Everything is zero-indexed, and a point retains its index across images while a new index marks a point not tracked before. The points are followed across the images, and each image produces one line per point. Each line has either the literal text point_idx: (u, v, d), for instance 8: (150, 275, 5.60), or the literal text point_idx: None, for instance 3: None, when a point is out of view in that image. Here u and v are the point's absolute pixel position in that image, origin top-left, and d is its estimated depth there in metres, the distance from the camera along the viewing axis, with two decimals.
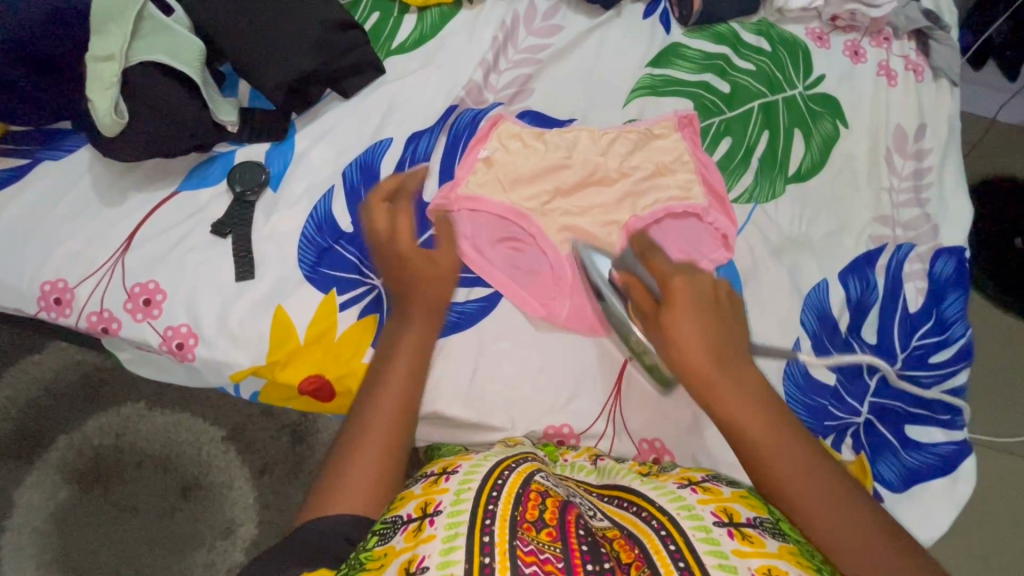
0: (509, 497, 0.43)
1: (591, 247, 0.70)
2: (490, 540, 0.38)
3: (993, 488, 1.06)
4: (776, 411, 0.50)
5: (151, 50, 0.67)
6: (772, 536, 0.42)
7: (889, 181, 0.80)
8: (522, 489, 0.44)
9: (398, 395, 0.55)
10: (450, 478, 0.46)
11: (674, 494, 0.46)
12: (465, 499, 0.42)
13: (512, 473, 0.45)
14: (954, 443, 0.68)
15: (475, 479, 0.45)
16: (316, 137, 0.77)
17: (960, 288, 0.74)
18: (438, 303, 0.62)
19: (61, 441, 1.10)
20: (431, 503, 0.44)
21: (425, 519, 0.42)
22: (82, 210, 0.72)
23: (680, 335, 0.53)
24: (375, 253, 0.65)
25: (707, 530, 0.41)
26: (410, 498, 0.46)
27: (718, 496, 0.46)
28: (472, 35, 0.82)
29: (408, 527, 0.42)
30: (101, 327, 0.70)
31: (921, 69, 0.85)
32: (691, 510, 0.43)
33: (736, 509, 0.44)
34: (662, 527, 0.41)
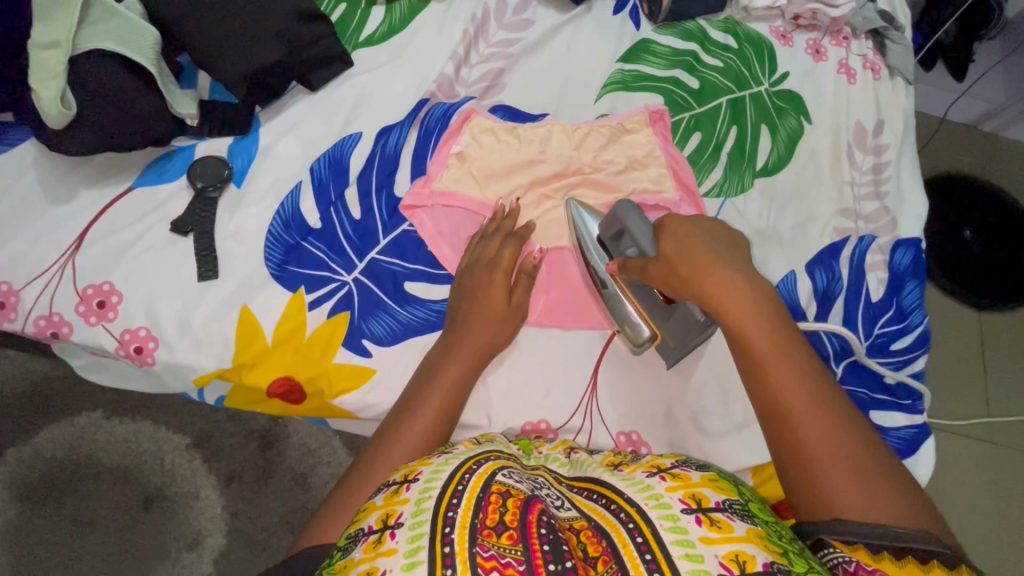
0: (469, 502, 0.40)
1: (581, 203, 0.70)
2: (450, 550, 0.37)
3: (950, 469, 1.11)
4: (792, 337, 0.48)
5: (101, 37, 0.63)
6: (740, 519, 0.41)
7: (850, 174, 0.83)
8: (482, 492, 0.41)
9: (430, 421, 0.58)
10: (410, 488, 0.43)
11: (643, 483, 0.44)
12: (425, 509, 0.40)
13: (473, 476, 0.43)
14: (914, 427, 0.71)
15: (436, 485, 0.42)
16: (282, 131, 0.74)
17: (917, 278, 0.77)
18: (490, 342, 0.65)
19: (10, 455, 1.04)
20: (392, 514, 0.41)
21: (386, 531, 0.40)
22: (28, 207, 0.68)
23: (688, 256, 0.52)
24: (456, 289, 0.68)
25: (675, 519, 0.40)
26: (371, 509, 0.43)
27: (687, 481, 0.44)
28: (443, 27, 0.81)
29: (368, 538, 0.40)
30: (50, 332, 0.65)
31: (878, 67, 0.89)
32: (658, 499, 0.41)
33: (704, 494, 0.42)
34: (631, 520, 0.40)
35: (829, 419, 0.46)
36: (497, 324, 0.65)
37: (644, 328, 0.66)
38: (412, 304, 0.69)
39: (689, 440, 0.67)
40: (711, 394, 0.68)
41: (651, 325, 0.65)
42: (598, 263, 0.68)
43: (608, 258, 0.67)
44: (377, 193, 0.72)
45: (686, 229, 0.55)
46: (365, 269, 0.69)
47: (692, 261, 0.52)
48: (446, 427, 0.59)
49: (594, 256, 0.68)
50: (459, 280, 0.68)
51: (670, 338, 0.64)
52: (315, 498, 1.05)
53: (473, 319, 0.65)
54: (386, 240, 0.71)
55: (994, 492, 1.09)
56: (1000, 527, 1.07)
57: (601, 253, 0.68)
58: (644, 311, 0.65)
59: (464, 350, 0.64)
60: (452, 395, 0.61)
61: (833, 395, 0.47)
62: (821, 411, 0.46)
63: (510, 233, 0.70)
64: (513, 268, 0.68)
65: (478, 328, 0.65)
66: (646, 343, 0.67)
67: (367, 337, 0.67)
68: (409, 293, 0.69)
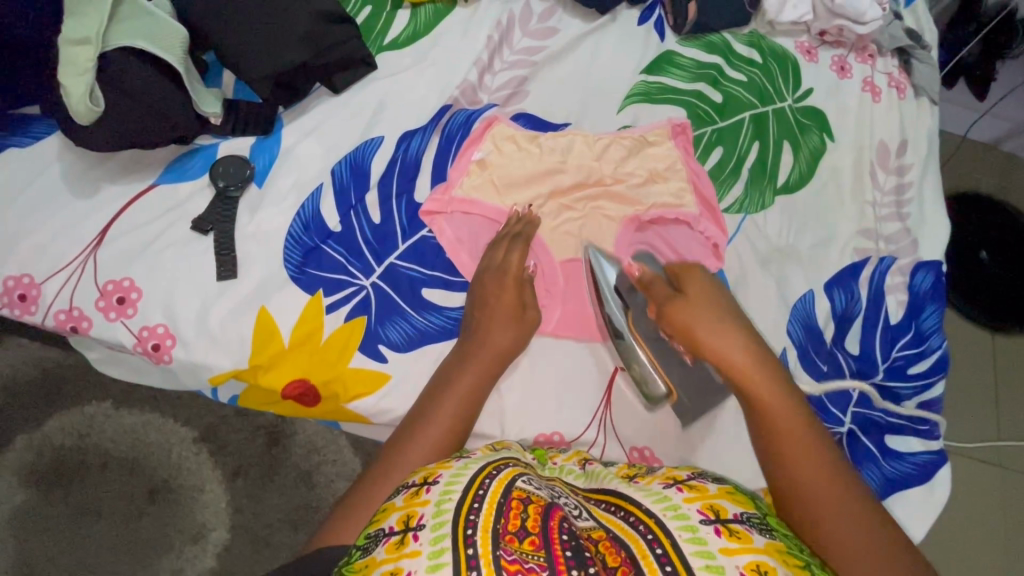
0: (490, 507, 0.40)
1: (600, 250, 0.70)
2: (473, 552, 0.37)
3: (963, 494, 1.09)
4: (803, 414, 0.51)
5: (131, 34, 0.63)
6: (759, 532, 0.41)
7: (872, 194, 0.82)
8: (504, 498, 0.41)
9: (446, 427, 0.58)
10: (431, 490, 0.43)
11: (660, 494, 0.44)
12: (447, 511, 0.40)
13: (493, 481, 0.43)
14: (930, 453, 0.70)
15: (456, 489, 0.42)
16: (304, 133, 0.74)
17: (937, 302, 0.76)
18: (506, 351, 0.65)
19: (19, 442, 1.04)
20: (414, 515, 0.41)
21: (408, 533, 0.39)
22: (51, 201, 0.68)
23: (706, 322, 0.57)
24: (474, 301, 0.67)
25: (694, 530, 0.39)
26: (392, 510, 0.43)
27: (704, 493, 0.44)
28: (467, 33, 0.81)
29: (390, 539, 0.40)
30: (69, 326, 0.66)
31: (903, 86, 0.88)
32: (677, 510, 0.41)
33: (722, 506, 0.42)
34: (649, 531, 0.40)
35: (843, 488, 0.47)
36: (512, 333, 0.65)
37: (661, 385, 0.65)
38: (429, 311, 0.69)
39: (702, 458, 0.67)
40: (725, 413, 0.68)
41: (666, 381, 0.65)
42: (616, 312, 0.67)
43: (627, 310, 0.67)
44: (397, 198, 0.72)
45: (706, 296, 0.60)
46: (384, 274, 0.69)
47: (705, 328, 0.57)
48: (461, 433, 0.59)
49: (611, 307, 0.67)
50: (475, 285, 0.68)
51: (684, 395, 0.66)
52: (320, 497, 1.05)
53: (484, 317, 0.66)
54: (405, 246, 0.71)
55: (1007, 519, 1.08)
56: (1012, 555, 1.06)
57: (620, 305, 0.67)
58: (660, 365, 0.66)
59: (479, 355, 0.64)
60: (468, 401, 0.61)
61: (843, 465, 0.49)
62: (834, 479, 0.47)
63: (519, 236, 0.70)
64: (520, 269, 0.69)
65: (493, 336, 0.64)
66: (661, 399, 0.66)
67: (383, 342, 0.67)
68: (426, 299, 0.69)
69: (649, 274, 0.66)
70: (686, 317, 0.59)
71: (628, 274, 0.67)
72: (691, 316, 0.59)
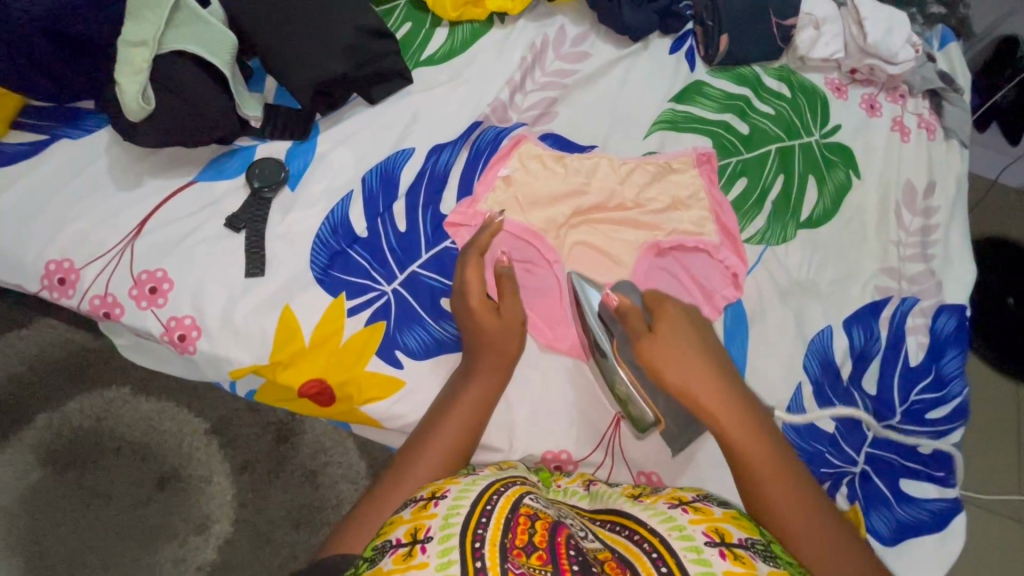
0: (498, 522, 0.41)
1: (584, 277, 0.69)
2: (481, 565, 0.37)
3: (981, 549, 1.05)
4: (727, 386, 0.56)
5: (183, 40, 0.67)
6: (763, 559, 0.41)
7: (896, 234, 0.81)
8: (510, 514, 0.42)
9: (452, 439, 0.59)
10: (439, 504, 0.44)
11: (666, 514, 0.45)
12: (454, 523, 0.41)
13: (500, 498, 0.44)
14: (945, 501, 0.69)
15: (464, 503, 0.43)
16: (339, 140, 0.77)
17: (959, 346, 0.75)
18: (505, 361, 0.65)
19: (40, 420, 1.07)
20: (421, 529, 0.41)
21: (416, 545, 0.40)
22: (96, 191, 0.71)
23: (672, 362, 0.57)
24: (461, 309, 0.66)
25: (699, 551, 0.40)
26: (399, 523, 0.43)
27: (709, 516, 0.45)
28: (502, 53, 0.83)
29: (397, 550, 0.40)
30: (103, 311, 0.68)
31: (933, 128, 0.88)
32: (682, 531, 0.42)
33: (728, 530, 0.43)
34: (654, 550, 0.41)
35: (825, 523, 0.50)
36: (509, 338, 0.65)
37: (649, 413, 0.64)
38: (447, 320, 0.70)
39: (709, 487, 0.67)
40: None
41: (655, 410, 0.64)
42: (601, 337, 0.65)
43: (612, 337, 0.65)
44: (423, 209, 0.74)
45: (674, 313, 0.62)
46: (405, 282, 0.71)
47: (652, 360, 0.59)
48: (464, 452, 0.59)
49: (598, 334, 0.65)
50: (462, 289, 0.67)
51: (671, 422, 0.65)
52: (324, 497, 1.06)
53: (487, 342, 0.64)
54: (428, 255, 0.72)
55: None
56: None
57: (604, 330, 0.65)
58: (649, 395, 0.64)
59: (485, 373, 0.63)
60: (474, 414, 0.61)
61: (813, 489, 0.52)
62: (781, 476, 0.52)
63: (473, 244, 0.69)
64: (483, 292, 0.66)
65: (494, 345, 0.64)
66: (650, 427, 0.64)
67: (400, 348, 0.68)
68: (445, 309, 0.70)
69: (625, 305, 0.64)
70: (652, 355, 0.58)
71: (606, 302, 0.65)
72: (659, 355, 0.58)
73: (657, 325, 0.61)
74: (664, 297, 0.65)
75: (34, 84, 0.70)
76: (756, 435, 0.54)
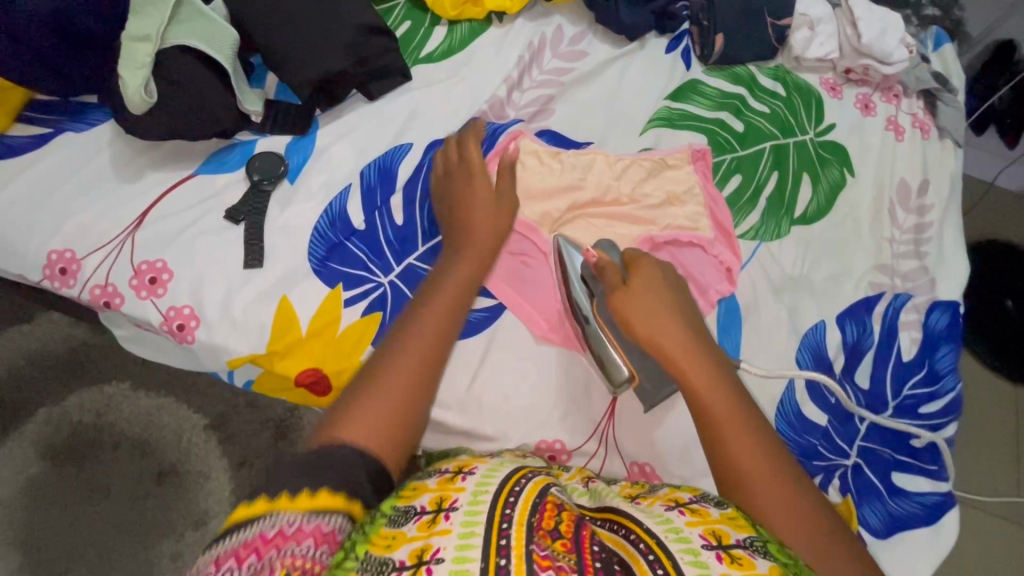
0: (525, 504, 0.44)
1: (570, 242, 0.71)
2: (507, 543, 0.40)
3: (979, 550, 1.05)
4: (698, 348, 0.58)
5: (187, 35, 0.68)
6: (761, 557, 0.43)
7: (890, 232, 0.82)
8: (538, 498, 0.46)
9: (437, 326, 0.61)
10: (466, 479, 0.49)
11: (663, 516, 0.46)
12: (481, 500, 0.45)
13: (529, 482, 0.48)
14: (938, 494, 0.69)
15: (491, 482, 0.47)
16: (338, 135, 0.78)
17: (952, 342, 0.76)
18: (486, 253, 0.68)
19: (40, 414, 1.08)
20: (447, 498, 0.46)
21: (440, 513, 0.45)
22: (98, 183, 0.73)
23: (645, 316, 0.60)
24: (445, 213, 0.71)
25: (696, 554, 0.42)
26: (423, 491, 0.49)
27: (706, 517, 0.46)
28: (500, 52, 0.85)
29: (420, 518, 0.45)
30: (103, 301, 0.69)
31: (927, 127, 0.89)
32: (679, 533, 0.43)
33: (724, 531, 0.44)
34: (650, 550, 0.42)
35: (783, 482, 0.52)
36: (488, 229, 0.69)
37: (624, 368, 0.66)
38: None
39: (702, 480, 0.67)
40: None
41: (630, 364, 0.66)
42: (580, 292, 0.68)
43: (592, 296, 0.68)
44: (421, 203, 0.75)
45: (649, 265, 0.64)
46: (401, 274, 0.71)
47: (622, 314, 0.61)
48: (447, 339, 0.62)
49: (578, 293, 0.68)
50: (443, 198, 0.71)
51: (648, 381, 0.67)
52: None
53: (468, 240, 0.68)
54: (425, 248, 0.73)
55: None
56: None
57: (586, 291, 0.68)
58: (623, 348, 0.66)
59: (467, 260, 0.67)
60: (461, 297, 0.65)
61: (775, 445, 0.54)
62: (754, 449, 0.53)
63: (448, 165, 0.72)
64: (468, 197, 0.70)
65: (475, 241, 0.68)
66: (625, 383, 0.67)
67: None
68: None
69: (603, 259, 0.67)
70: (624, 306, 0.61)
71: (588, 260, 0.69)
72: (632, 307, 0.60)
73: (632, 281, 0.63)
74: (641, 254, 0.66)
75: (39, 78, 0.71)
76: (729, 405, 0.55)
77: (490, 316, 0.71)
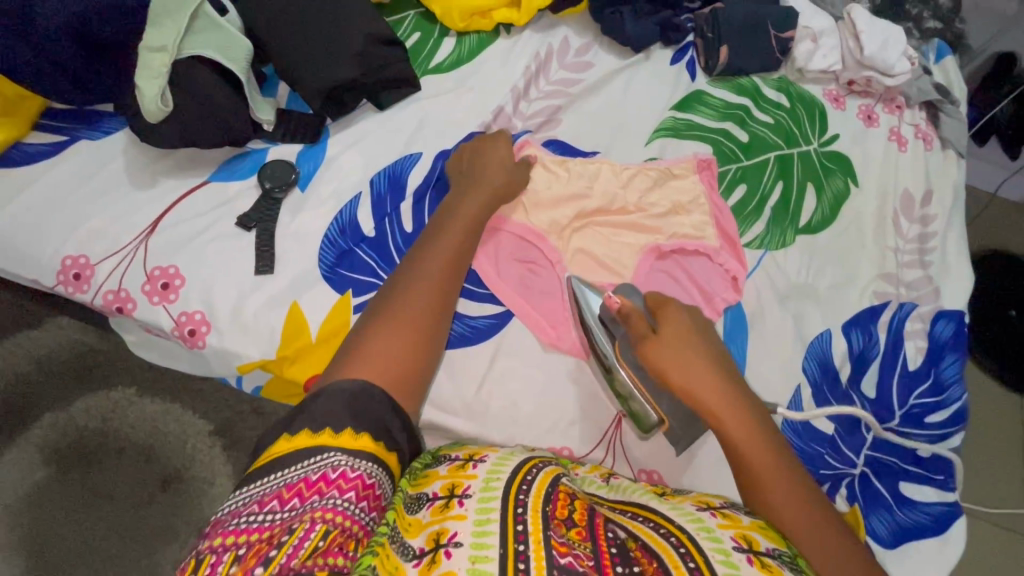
0: (538, 493, 0.48)
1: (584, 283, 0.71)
2: (524, 529, 0.43)
3: (986, 562, 1.04)
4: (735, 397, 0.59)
5: (203, 46, 0.69)
6: (789, 569, 0.44)
7: (895, 241, 0.83)
8: (551, 488, 0.49)
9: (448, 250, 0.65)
10: (477, 467, 0.51)
11: (695, 516, 0.48)
12: (495, 489, 0.48)
13: (540, 472, 0.51)
14: (946, 505, 0.69)
15: (502, 471, 0.50)
16: (348, 143, 0.79)
17: (958, 351, 0.76)
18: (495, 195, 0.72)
19: (46, 419, 1.08)
20: (459, 486, 0.49)
21: (453, 500, 0.48)
22: (112, 190, 0.74)
23: (678, 365, 0.61)
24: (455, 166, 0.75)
25: (727, 554, 0.43)
26: (435, 478, 0.52)
27: (737, 523, 0.48)
28: (507, 63, 0.86)
29: (434, 504, 0.48)
30: (115, 306, 0.70)
31: (930, 138, 0.90)
32: (710, 533, 0.46)
33: (755, 538, 0.46)
34: (682, 545, 0.44)
35: (814, 511, 0.52)
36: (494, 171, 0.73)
37: (654, 414, 0.66)
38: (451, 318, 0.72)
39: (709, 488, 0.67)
40: None
41: (659, 410, 0.66)
42: (604, 343, 0.67)
43: (613, 340, 0.68)
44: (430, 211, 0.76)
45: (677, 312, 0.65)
46: None
47: (657, 364, 0.62)
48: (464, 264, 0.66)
49: (599, 337, 0.68)
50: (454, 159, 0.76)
51: (676, 425, 0.66)
52: None
53: (475, 180, 0.72)
54: None
55: None
56: None
57: (605, 335, 0.68)
58: (653, 398, 0.65)
59: (474, 195, 0.71)
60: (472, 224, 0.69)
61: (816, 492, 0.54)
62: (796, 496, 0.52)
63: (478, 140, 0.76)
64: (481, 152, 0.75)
65: (482, 180, 0.72)
66: (655, 428, 0.66)
67: None
68: None
69: (627, 307, 0.66)
70: (657, 355, 0.62)
71: (608, 305, 0.68)
72: (664, 357, 0.62)
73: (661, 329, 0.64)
74: (666, 301, 0.67)
75: (56, 87, 0.73)
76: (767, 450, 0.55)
77: (498, 323, 0.72)
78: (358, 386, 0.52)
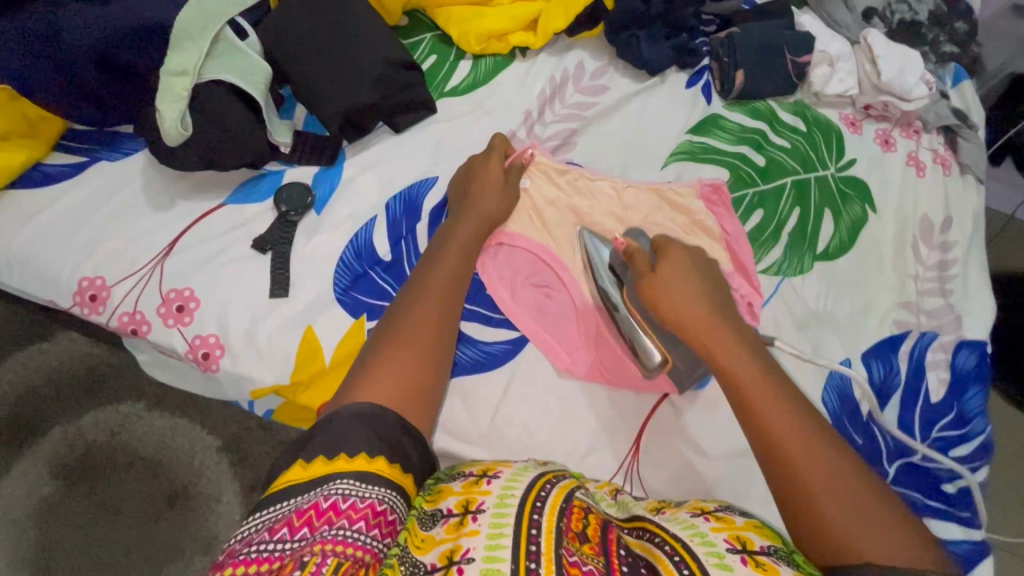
0: (553, 509, 0.47)
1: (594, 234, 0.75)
2: (536, 548, 0.42)
3: None
4: (740, 340, 0.59)
5: (222, 69, 0.71)
6: (785, 565, 0.43)
7: (914, 268, 0.82)
8: (565, 503, 0.48)
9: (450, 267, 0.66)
10: (491, 483, 0.50)
11: (688, 522, 0.47)
12: (509, 504, 0.46)
13: (554, 486, 0.50)
14: (972, 542, 0.67)
15: (517, 486, 0.49)
16: (364, 166, 0.79)
17: (981, 383, 0.74)
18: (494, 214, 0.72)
19: (55, 433, 1.08)
20: (473, 501, 0.48)
21: (467, 515, 0.46)
22: (129, 211, 0.74)
23: (677, 304, 0.62)
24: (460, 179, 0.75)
25: (721, 556, 0.43)
26: (449, 493, 0.50)
27: (731, 524, 0.47)
28: (523, 85, 0.86)
29: (448, 520, 0.47)
30: (130, 328, 0.70)
31: (948, 163, 0.89)
32: (704, 537, 0.45)
33: (750, 537, 0.45)
34: (676, 553, 0.44)
35: (826, 458, 0.51)
36: (494, 199, 0.72)
37: (658, 354, 0.68)
38: (465, 343, 0.71)
39: None
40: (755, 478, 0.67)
41: (663, 350, 0.68)
42: (611, 287, 0.71)
43: (621, 286, 0.71)
44: None
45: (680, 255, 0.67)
46: None
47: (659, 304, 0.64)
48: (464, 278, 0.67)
49: (607, 283, 0.71)
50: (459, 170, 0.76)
51: (682, 363, 0.69)
52: None
53: (478, 196, 0.72)
54: None
55: None
56: None
57: (615, 280, 0.71)
58: (660, 340, 0.68)
59: (475, 208, 0.71)
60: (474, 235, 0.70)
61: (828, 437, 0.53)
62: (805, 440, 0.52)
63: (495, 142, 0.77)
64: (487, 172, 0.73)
65: (483, 199, 0.72)
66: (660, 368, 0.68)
67: None
68: (463, 332, 0.72)
69: (632, 247, 0.69)
70: (658, 296, 0.64)
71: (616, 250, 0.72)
72: (664, 295, 0.64)
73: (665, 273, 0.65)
74: (670, 241, 0.70)
75: (76, 110, 0.73)
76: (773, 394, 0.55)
77: (512, 348, 0.72)
78: (369, 410, 0.52)
